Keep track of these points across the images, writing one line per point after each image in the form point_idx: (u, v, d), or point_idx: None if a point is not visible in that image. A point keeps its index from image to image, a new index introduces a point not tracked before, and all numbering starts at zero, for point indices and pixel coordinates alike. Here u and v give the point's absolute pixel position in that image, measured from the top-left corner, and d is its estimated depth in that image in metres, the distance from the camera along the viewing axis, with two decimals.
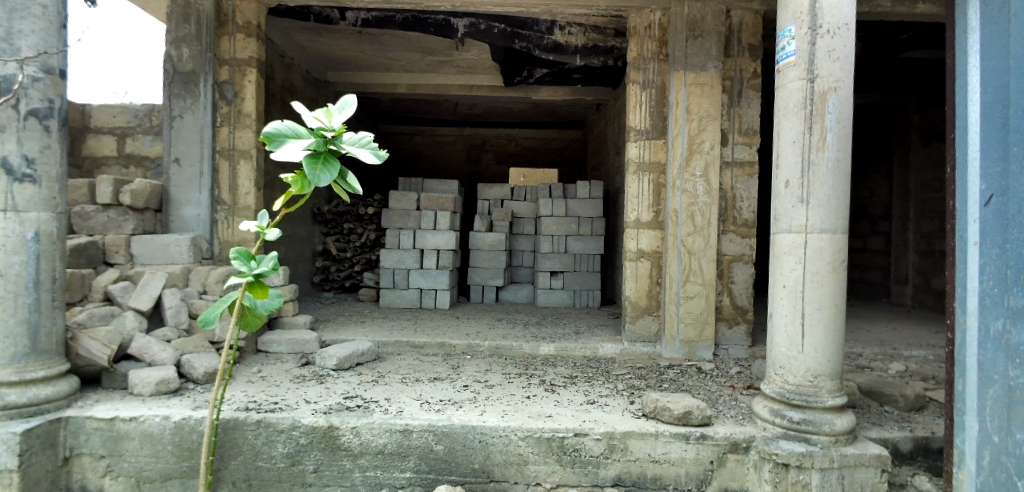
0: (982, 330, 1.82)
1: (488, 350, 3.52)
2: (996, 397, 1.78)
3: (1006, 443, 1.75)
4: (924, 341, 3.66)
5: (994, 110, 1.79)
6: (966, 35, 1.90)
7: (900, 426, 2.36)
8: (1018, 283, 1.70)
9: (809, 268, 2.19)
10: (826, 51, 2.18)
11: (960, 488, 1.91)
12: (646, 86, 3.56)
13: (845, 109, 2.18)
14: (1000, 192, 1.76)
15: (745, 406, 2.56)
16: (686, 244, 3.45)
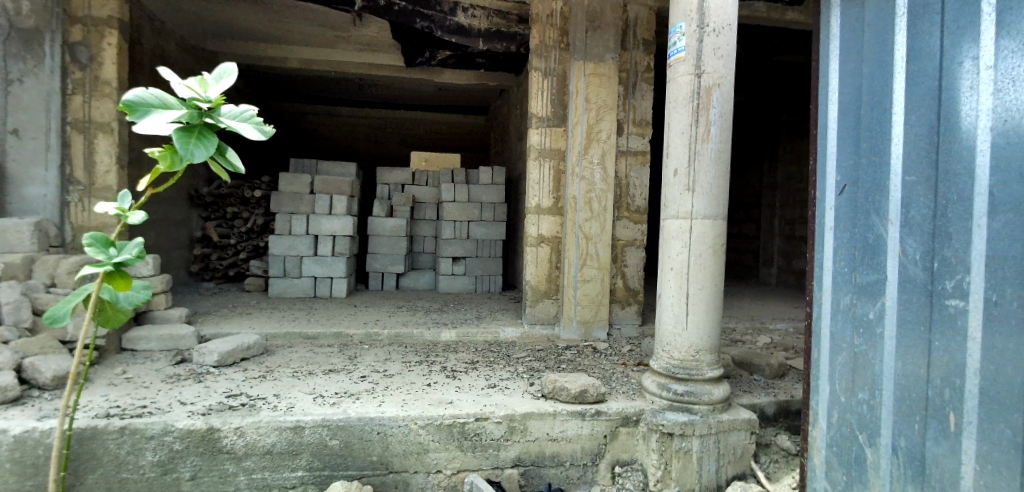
0: (834, 304, 2.07)
1: (387, 338, 3.42)
2: (843, 363, 2.03)
3: (850, 403, 2.00)
4: (783, 314, 4.14)
5: (849, 110, 2.02)
6: (829, 42, 2.13)
7: (766, 392, 2.63)
8: (863, 262, 1.94)
9: (693, 252, 2.34)
10: (712, 49, 2.34)
11: (814, 443, 2.16)
12: (548, 74, 3.60)
13: (727, 104, 2.35)
14: (852, 182, 2.00)
15: (635, 382, 2.71)
16: (584, 229, 3.58)
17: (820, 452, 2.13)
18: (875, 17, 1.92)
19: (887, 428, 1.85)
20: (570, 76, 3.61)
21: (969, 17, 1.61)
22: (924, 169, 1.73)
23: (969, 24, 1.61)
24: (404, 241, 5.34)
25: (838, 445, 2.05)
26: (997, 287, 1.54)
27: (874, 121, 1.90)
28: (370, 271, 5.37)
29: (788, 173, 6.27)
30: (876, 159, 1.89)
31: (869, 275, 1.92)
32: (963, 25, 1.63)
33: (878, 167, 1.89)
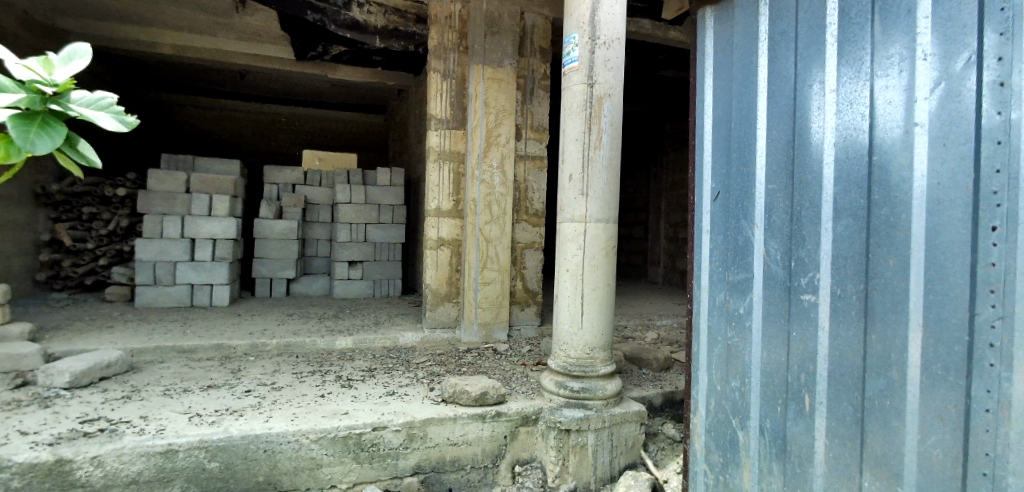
0: (711, 300, 2.26)
1: (276, 348, 3.21)
2: (719, 354, 2.23)
3: (725, 390, 2.19)
4: (664, 311, 4.48)
5: (722, 124, 2.22)
6: (705, 61, 2.33)
7: (654, 384, 2.82)
8: (734, 262, 2.14)
9: (587, 254, 2.45)
10: (603, 61, 2.46)
11: (695, 429, 2.34)
12: (446, 76, 3.62)
13: (617, 114, 2.49)
14: (724, 190, 2.20)
15: (534, 382, 2.77)
16: (484, 232, 3.61)
17: (700, 437, 2.31)
18: (741, 42, 2.14)
19: (755, 411, 2.06)
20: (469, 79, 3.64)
21: (817, 46, 1.84)
22: (783, 179, 1.95)
23: (817, 52, 1.84)
24: (295, 245, 5.09)
25: (715, 429, 2.24)
26: (841, 283, 1.76)
27: (742, 135, 2.11)
28: (256, 277, 5.02)
29: (673, 180, 6.78)
30: (744, 169, 2.10)
31: (739, 274, 2.12)
32: (812, 52, 1.85)
33: (747, 176, 2.09)
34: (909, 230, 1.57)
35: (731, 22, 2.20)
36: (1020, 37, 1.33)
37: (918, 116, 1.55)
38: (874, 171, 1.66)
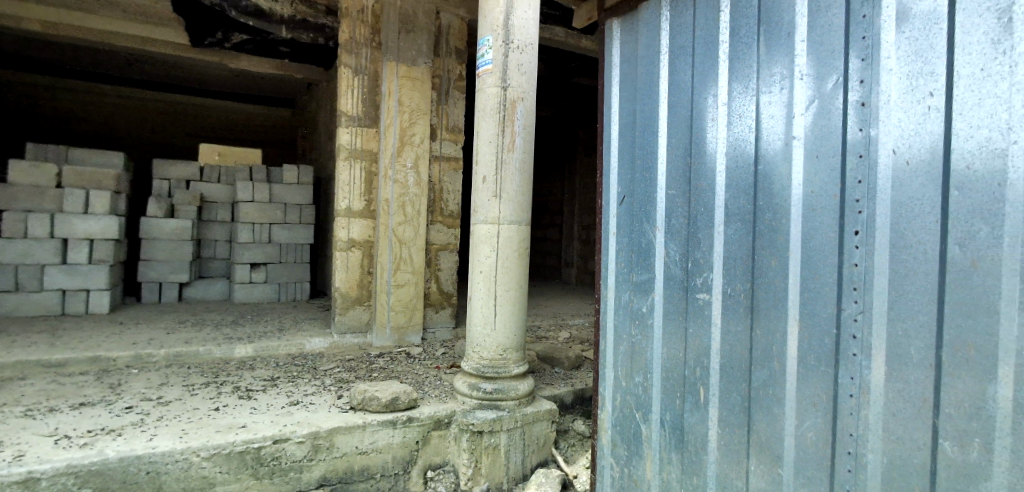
0: (617, 299, 2.37)
1: (166, 359, 2.95)
2: (623, 351, 2.33)
3: (629, 386, 2.29)
4: (574, 310, 4.63)
5: (626, 131, 2.33)
6: (610, 70, 2.44)
7: (566, 383, 2.89)
8: (638, 264, 2.25)
9: (500, 255, 2.46)
10: (516, 65, 2.48)
11: (603, 424, 2.44)
12: (358, 72, 3.50)
13: (530, 118, 2.53)
14: (628, 194, 2.30)
15: (447, 385, 2.75)
16: (397, 233, 3.58)
17: (607, 432, 2.41)
18: (643, 54, 2.26)
19: (656, 404, 2.17)
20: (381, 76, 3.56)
21: (710, 61, 1.97)
22: (681, 186, 2.07)
23: (710, 67, 1.97)
24: (189, 246, 5.05)
25: (620, 424, 2.34)
26: (731, 282, 1.90)
27: (646, 142, 2.22)
28: (145, 281, 4.90)
29: (585, 183, 7.01)
30: (647, 175, 2.21)
31: (642, 275, 2.23)
32: (706, 68, 1.98)
33: (649, 182, 2.20)
34: (787, 234, 1.73)
35: (635, 35, 2.31)
36: (876, 63, 1.52)
37: (794, 130, 1.71)
38: (759, 179, 1.81)
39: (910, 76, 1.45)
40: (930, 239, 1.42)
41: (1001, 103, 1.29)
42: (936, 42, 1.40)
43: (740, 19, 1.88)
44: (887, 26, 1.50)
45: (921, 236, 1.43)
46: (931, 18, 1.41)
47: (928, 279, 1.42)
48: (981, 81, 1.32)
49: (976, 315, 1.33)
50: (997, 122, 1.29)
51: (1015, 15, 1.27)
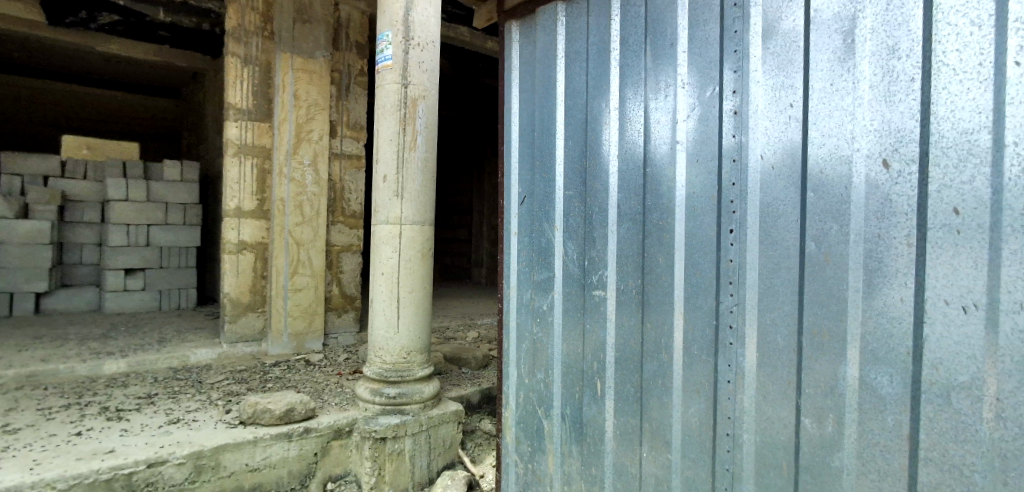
0: (519, 298, 2.40)
1: (17, 379, 3.07)
2: (525, 350, 2.37)
3: (532, 383, 2.34)
4: (472, 308, 5.05)
5: (526, 132, 2.36)
6: (510, 71, 2.47)
7: (473, 382, 3.03)
8: (538, 262, 2.29)
9: (403, 257, 2.47)
10: (417, 62, 2.48)
11: (507, 422, 2.48)
12: (248, 61, 4.00)
13: (432, 114, 2.53)
14: (529, 194, 2.34)
15: (348, 393, 2.88)
16: (296, 233, 4.13)
17: (511, 429, 2.45)
18: (541, 56, 2.30)
19: (558, 400, 2.22)
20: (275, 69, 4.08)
21: (603, 67, 2.04)
22: (577, 186, 2.13)
23: (603, 72, 2.04)
24: (47, 250, 5.45)
25: (524, 420, 2.39)
26: (624, 279, 1.98)
27: (545, 144, 2.26)
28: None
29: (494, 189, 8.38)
30: (546, 176, 2.25)
31: (542, 273, 2.27)
32: (600, 73, 2.05)
33: (547, 182, 2.25)
34: (672, 232, 1.84)
35: (533, 38, 2.35)
36: (746, 74, 1.66)
37: (677, 135, 1.82)
38: (647, 181, 1.90)
39: (774, 87, 1.60)
40: (792, 235, 1.60)
41: (845, 115, 1.49)
42: (794, 59, 1.57)
43: (629, 28, 1.96)
44: (755, 41, 1.63)
45: (787, 235, 1.60)
46: (791, 36, 1.57)
47: (791, 273, 1.60)
48: (831, 95, 1.51)
49: (831, 305, 1.54)
50: (843, 132, 1.49)
51: (855, 39, 1.46)
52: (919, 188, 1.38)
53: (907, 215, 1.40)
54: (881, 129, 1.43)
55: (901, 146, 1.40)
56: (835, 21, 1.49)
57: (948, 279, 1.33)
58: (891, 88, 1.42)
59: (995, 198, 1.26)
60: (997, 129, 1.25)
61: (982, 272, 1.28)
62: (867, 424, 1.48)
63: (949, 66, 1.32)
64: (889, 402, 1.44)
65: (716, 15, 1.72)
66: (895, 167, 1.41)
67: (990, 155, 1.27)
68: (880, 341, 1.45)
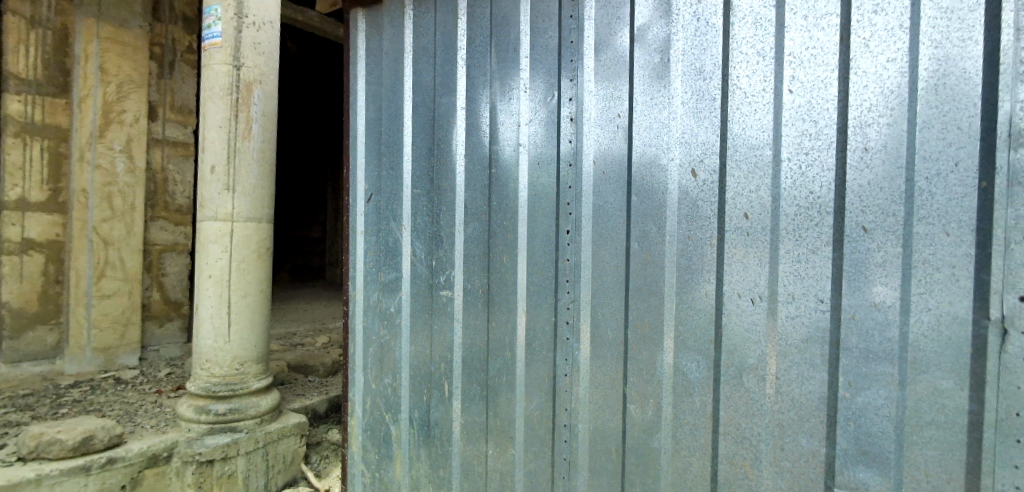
0: (365, 300, 2.31)
1: None
2: (373, 354, 2.28)
3: (378, 388, 2.26)
4: (304, 320, 5.42)
5: (373, 128, 2.28)
6: (356, 62, 2.36)
7: (319, 391, 3.44)
8: (385, 263, 2.22)
9: (234, 257, 2.76)
10: (252, 42, 2.81)
11: (353, 431, 2.37)
12: (36, 24, 3.98)
13: (265, 101, 2.87)
14: (376, 191, 2.25)
15: (167, 414, 3.05)
16: (101, 229, 4.30)
17: (358, 437, 2.35)
18: (389, 47, 2.23)
19: (406, 403, 2.17)
20: (75, 37, 4.16)
21: (451, 65, 2.03)
22: (424, 185, 2.10)
23: (450, 71, 2.03)
24: None
25: (371, 428, 2.30)
26: (470, 278, 1.98)
27: (392, 140, 2.19)
28: None
29: None
30: (393, 173, 2.19)
31: (390, 274, 2.20)
32: (447, 71, 2.04)
33: (395, 180, 2.18)
34: (516, 233, 1.88)
35: (380, 30, 2.28)
36: (581, 84, 1.76)
37: (520, 138, 1.87)
38: (492, 182, 1.93)
39: (605, 98, 1.72)
40: (619, 237, 1.72)
41: (661, 128, 1.65)
42: (621, 73, 1.70)
43: (475, 29, 1.97)
44: (588, 54, 1.74)
45: (615, 237, 1.73)
46: (618, 52, 1.70)
47: (619, 272, 1.73)
48: (651, 108, 1.66)
49: (650, 299, 1.70)
50: (660, 142, 1.66)
51: (669, 60, 1.63)
52: (718, 195, 1.60)
53: (709, 218, 1.61)
54: (691, 142, 1.62)
55: (706, 158, 1.60)
56: (654, 42, 1.65)
57: (740, 275, 1.59)
58: (698, 106, 1.61)
59: (774, 205, 1.54)
60: (776, 147, 1.52)
61: (765, 267, 1.56)
62: (680, 405, 1.69)
63: (741, 90, 1.56)
64: (697, 385, 1.67)
65: (555, 25, 1.80)
66: (701, 176, 1.61)
67: (770, 169, 1.53)
68: (688, 331, 1.66)
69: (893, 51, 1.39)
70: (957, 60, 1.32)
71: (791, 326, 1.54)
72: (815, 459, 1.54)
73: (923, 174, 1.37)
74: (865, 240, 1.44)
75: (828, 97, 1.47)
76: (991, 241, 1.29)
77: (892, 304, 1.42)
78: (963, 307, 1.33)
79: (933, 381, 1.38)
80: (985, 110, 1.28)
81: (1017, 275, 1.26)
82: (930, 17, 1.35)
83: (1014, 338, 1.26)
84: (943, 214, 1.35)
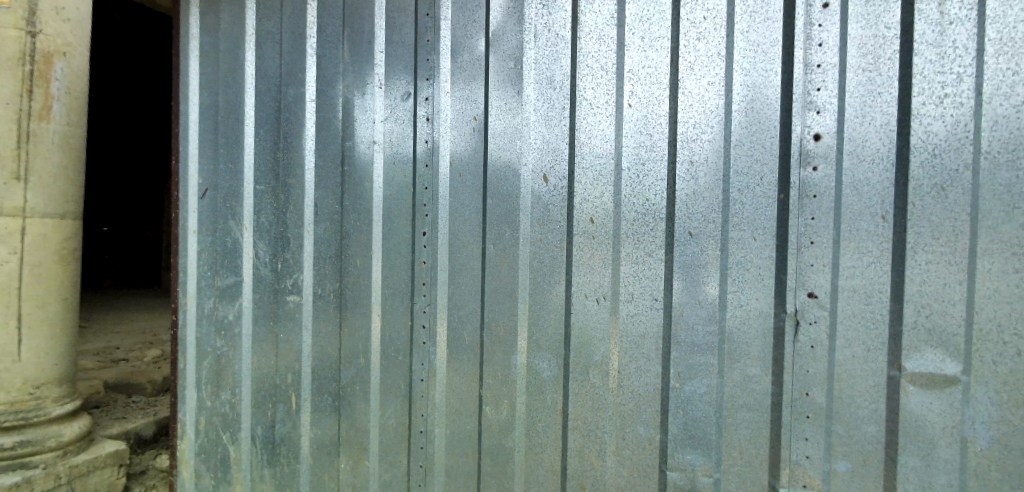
0: (200, 309, 2.01)
1: None
2: (208, 369, 2.01)
3: (214, 406, 2.01)
4: (134, 331, 4.81)
5: (209, 115, 1.98)
6: (185, 37, 2.02)
7: (145, 414, 3.14)
8: (224, 266, 1.97)
9: (27, 259, 2.37)
10: (52, 7, 2.45)
11: (184, 459, 2.06)
12: None
13: (70, 79, 2.52)
14: (212, 186, 1.97)
15: None
16: None
17: (188, 464, 2.06)
18: (229, 26, 1.97)
19: (248, 419, 1.98)
20: None
21: (299, 52, 1.88)
22: (269, 181, 1.91)
23: (298, 59, 1.88)
24: None
25: (206, 451, 2.04)
26: (320, 282, 1.87)
27: (230, 129, 1.95)
28: None
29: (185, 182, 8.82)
30: (232, 166, 1.95)
31: (229, 278, 1.97)
32: (296, 58, 1.88)
33: (235, 174, 1.94)
34: (370, 235, 1.81)
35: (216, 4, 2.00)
36: (437, 84, 1.74)
37: (375, 135, 1.80)
38: (345, 181, 1.83)
39: (461, 100, 1.72)
40: (474, 240, 1.73)
41: (515, 133, 1.68)
42: (477, 76, 1.71)
43: (326, 17, 1.86)
44: (444, 55, 1.73)
45: (471, 241, 1.73)
46: (475, 55, 1.71)
47: (475, 275, 1.75)
48: (505, 113, 1.69)
49: (504, 301, 1.73)
50: (514, 146, 1.68)
51: (522, 67, 1.67)
52: (567, 200, 1.66)
53: (559, 222, 1.67)
54: (542, 148, 1.67)
55: (556, 164, 1.66)
56: (508, 48, 1.68)
57: (587, 277, 1.67)
58: (549, 114, 1.66)
59: (616, 211, 1.63)
60: (618, 156, 1.62)
61: (608, 269, 1.65)
62: (533, 404, 1.74)
63: (587, 102, 1.64)
64: (548, 383, 1.73)
65: (411, 22, 1.76)
66: (552, 182, 1.67)
67: (613, 177, 1.63)
68: (539, 331, 1.72)
69: (713, 75, 1.55)
70: (761, 87, 1.52)
71: (631, 323, 1.65)
72: (650, 446, 1.66)
73: (737, 185, 1.54)
74: (692, 243, 1.58)
75: (660, 113, 1.59)
76: (788, 242, 1.52)
77: (712, 302, 1.58)
78: (766, 303, 1.54)
79: (744, 368, 1.57)
80: (783, 132, 1.51)
81: (806, 275, 1.50)
82: (742, 47, 1.53)
83: (804, 328, 1.51)
84: (752, 221, 1.53)
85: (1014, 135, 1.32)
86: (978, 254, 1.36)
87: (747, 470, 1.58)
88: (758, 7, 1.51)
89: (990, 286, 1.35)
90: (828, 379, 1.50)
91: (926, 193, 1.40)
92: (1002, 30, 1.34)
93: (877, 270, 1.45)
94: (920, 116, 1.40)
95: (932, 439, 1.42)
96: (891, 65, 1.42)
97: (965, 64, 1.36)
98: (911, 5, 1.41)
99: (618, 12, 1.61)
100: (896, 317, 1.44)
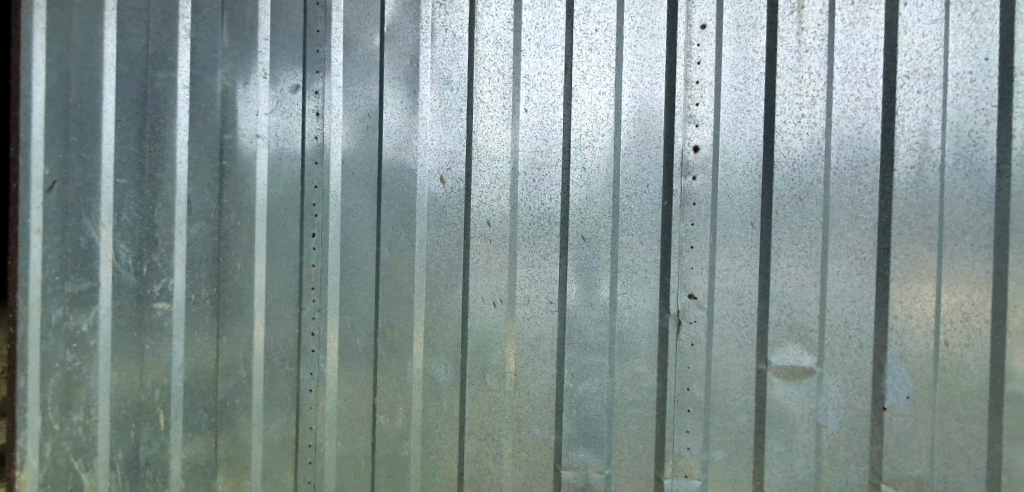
0: (44, 318, 1.57)
1: None
2: (56, 392, 1.58)
3: (64, 433, 1.60)
4: None
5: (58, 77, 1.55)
6: None
7: None
8: (75, 269, 1.58)
9: None
10: None
11: None
12: None
13: None
14: (60, 172, 1.56)
15: None
16: None
17: None
18: None
19: (104, 461, 1.63)
20: None
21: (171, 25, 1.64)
22: (133, 171, 1.63)
23: (169, 32, 1.64)
24: None
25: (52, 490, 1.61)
26: (194, 288, 1.68)
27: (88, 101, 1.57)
28: None
29: None
30: (88, 157, 1.58)
31: (82, 283, 1.59)
32: (167, 34, 1.64)
33: (91, 167, 1.59)
34: (252, 235, 1.71)
35: None
36: (329, 78, 1.72)
37: (259, 128, 1.70)
38: (224, 177, 1.69)
39: (353, 96, 1.71)
40: (368, 242, 1.71)
41: (410, 132, 1.68)
42: (371, 72, 1.70)
43: None
44: (336, 48, 1.71)
45: (365, 242, 1.71)
46: (369, 50, 1.70)
47: (368, 278, 1.72)
48: (401, 112, 1.68)
49: (399, 305, 1.71)
50: (410, 146, 1.68)
51: (419, 66, 1.67)
52: (464, 202, 1.66)
53: (456, 225, 1.66)
54: (439, 149, 1.66)
55: (453, 166, 1.66)
56: (403, 45, 1.68)
57: (483, 280, 1.67)
58: (445, 115, 1.66)
59: (512, 214, 1.64)
60: (514, 160, 1.64)
61: (504, 272, 1.66)
62: (428, 410, 1.71)
63: (484, 104, 1.65)
64: (444, 389, 1.70)
65: (301, 11, 1.73)
66: (449, 183, 1.66)
67: (509, 180, 1.64)
68: (436, 336, 1.70)
69: (604, 85, 1.61)
70: (647, 99, 1.60)
71: (528, 325, 1.67)
72: (545, 447, 1.68)
73: (626, 191, 1.61)
74: (585, 247, 1.63)
75: (555, 119, 1.63)
76: (670, 246, 1.60)
77: (603, 304, 1.63)
78: (651, 304, 1.62)
79: (632, 367, 1.64)
80: (666, 143, 1.59)
81: (687, 277, 1.60)
82: (630, 60, 1.60)
83: (685, 327, 1.61)
84: (639, 227, 1.61)
85: (855, 153, 1.50)
86: (829, 257, 1.52)
87: (635, 465, 1.65)
88: (644, 24, 1.60)
89: (838, 286, 1.52)
90: (706, 374, 1.60)
91: (787, 203, 1.54)
92: (846, 61, 1.52)
93: (747, 272, 1.57)
94: (782, 133, 1.54)
95: (793, 425, 1.56)
96: (758, 85, 1.55)
97: (818, 88, 1.52)
98: (774, 32, 1.55)
99: (515, 17, 1.64)
100: (762, 315, 1.57)
